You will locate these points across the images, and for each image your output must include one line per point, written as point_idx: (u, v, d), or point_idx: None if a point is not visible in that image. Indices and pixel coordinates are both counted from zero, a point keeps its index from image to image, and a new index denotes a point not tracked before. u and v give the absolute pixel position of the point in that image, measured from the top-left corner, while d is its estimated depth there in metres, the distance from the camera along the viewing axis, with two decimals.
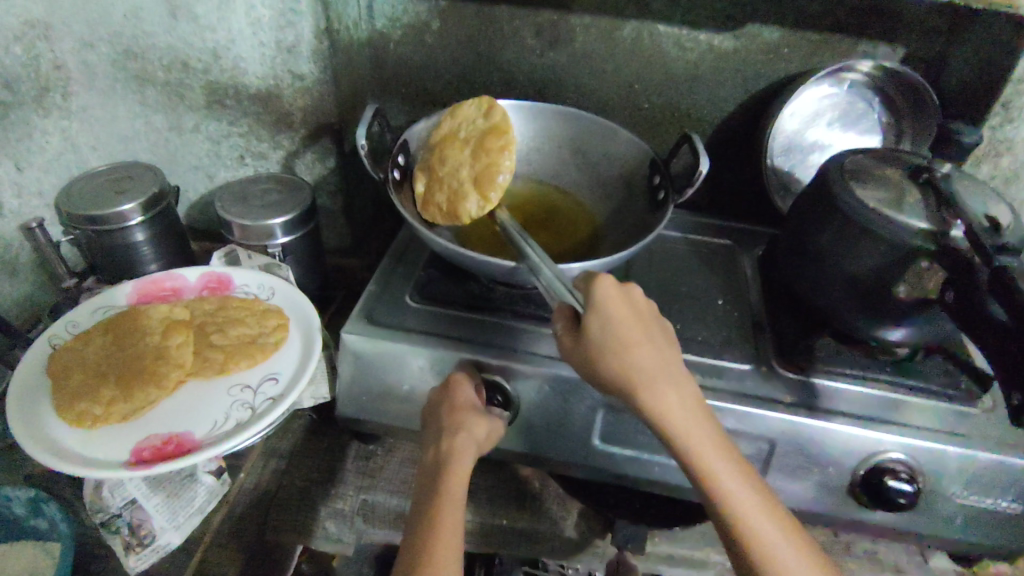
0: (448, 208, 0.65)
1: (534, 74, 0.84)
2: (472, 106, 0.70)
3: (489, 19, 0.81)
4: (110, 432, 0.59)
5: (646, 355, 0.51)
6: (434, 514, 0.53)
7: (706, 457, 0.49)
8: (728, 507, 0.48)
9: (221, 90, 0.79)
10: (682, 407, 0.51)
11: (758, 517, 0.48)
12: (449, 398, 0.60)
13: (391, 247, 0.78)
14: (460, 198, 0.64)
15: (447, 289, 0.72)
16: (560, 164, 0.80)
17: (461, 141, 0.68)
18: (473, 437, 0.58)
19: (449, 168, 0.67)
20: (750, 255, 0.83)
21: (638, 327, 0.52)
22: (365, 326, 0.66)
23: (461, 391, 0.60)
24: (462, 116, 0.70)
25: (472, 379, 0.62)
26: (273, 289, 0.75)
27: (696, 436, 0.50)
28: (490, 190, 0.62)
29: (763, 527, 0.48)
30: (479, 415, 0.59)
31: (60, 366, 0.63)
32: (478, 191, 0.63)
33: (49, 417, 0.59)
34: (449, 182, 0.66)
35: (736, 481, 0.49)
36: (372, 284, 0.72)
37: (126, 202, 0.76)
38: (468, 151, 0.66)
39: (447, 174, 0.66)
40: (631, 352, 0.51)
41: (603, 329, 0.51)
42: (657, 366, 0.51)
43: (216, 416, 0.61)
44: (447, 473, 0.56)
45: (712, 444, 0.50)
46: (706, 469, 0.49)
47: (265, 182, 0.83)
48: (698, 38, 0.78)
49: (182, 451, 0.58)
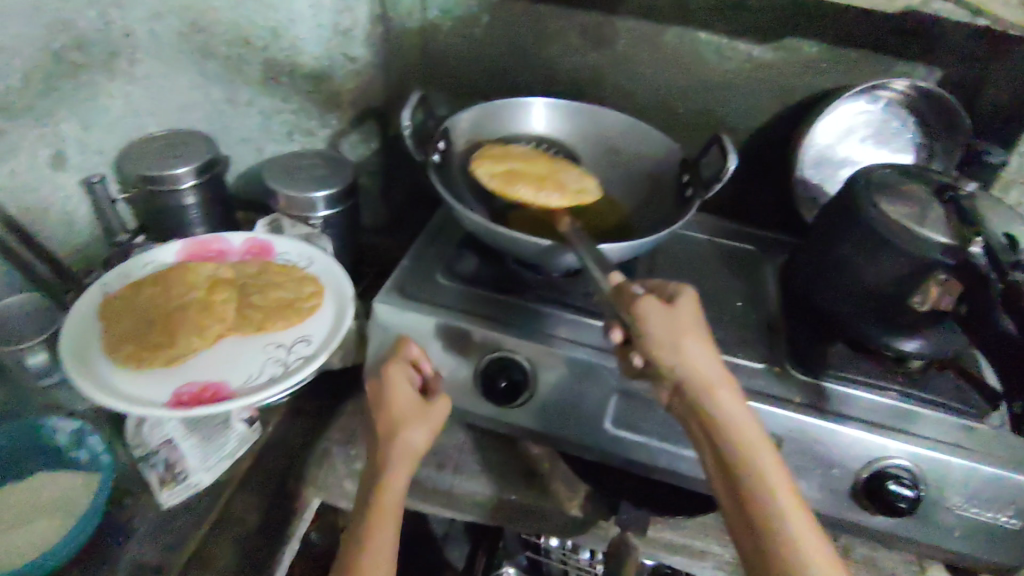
0: (491, 159, 0.74)
1: (575, 72, 0.87)
2: (593, 184, 0.74)
3: (537, 16, 0.84)
4: (154, 374, 0.64)
5: (704, 356, 0.54)
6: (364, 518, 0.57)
7: (751, 456, 0.51)
8: (765, 507, 0.50)
9: (278, 68, 0.85)
10: (734, 412, 0.53)
11: (797, 523, 0.49)
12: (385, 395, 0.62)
13: (426, 226, 0.81)
14: (505, 168, 0.72)
15: (476, 270, 0.74)
16: (592, 161, 0.82)
17: (552, 171, 0.74)
18: (411, 446, 0.60)
19: (530, 162, 0.75)
20: (772, 262, 0.85)
21: (702, 333, 0.55)
22: (397, 298, 0.69)
23: (390, 393, 0.62)
24: (578, 176, 0.75)
25: (401, 368, 0.63)
26: (311, 257, 0.79)
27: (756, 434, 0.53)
28: (513, 184, 0.70)
29: (800, 532, 0.49)
30: (412, 414, 0.61)
31: (113, 311, 0.68)
32: (501, 180, 0.71)
33: (100, 359, 0.64)
34: (516, 162, 0.74)
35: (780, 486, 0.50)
36: (405, 261, 0.75)
37: (180, 166, 0.80)
38: (542, 171, 0.74)
39: (523, 159, 0.75)
40: (690, 350, 0.54)
41: (666, 321, 0.54)
42: (714, 371, 0.54)
43: (252, 369, 0.66)
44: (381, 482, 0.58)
45: (761, 449, 0.52)
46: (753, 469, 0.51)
47: (311, 157, 0.87)
48: (738, 47, 0.81)
49: (219, 398, 0.62)
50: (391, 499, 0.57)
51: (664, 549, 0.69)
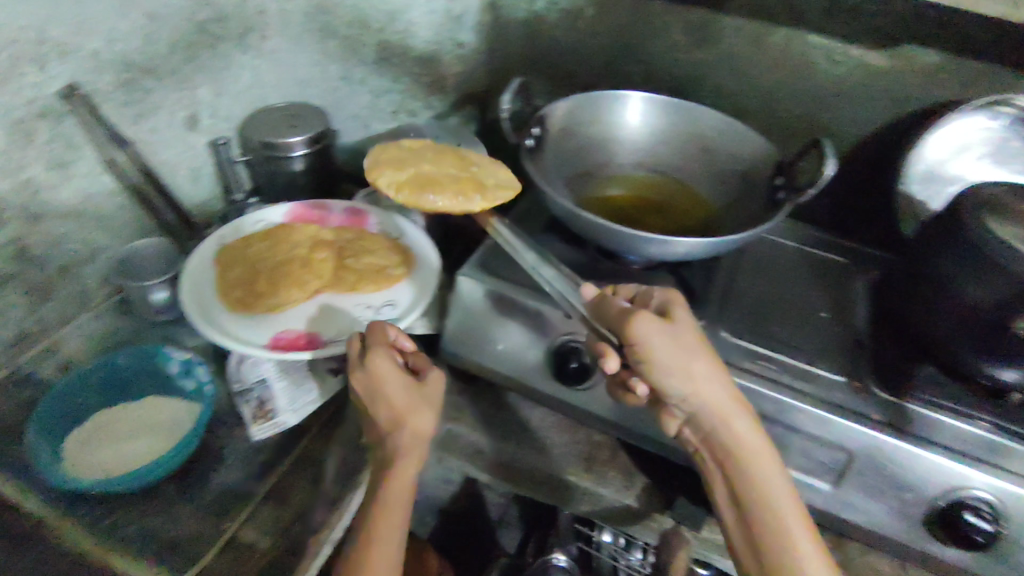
0: (390, 161, 0.72)
1: (675, 69, 0.88)
2: (497, 175, 0.75)
3: (643, 12, 0.85)
4: (256, 319, 0.70)
5: (709, 373, 0.56)
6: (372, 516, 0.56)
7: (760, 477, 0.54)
8: (776, 530, 0.52)
9: (390, 51, 0.94)
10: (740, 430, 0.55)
11: (804, 541, 0.52)
12: (377, 384, 0.59)
13: (514, 208, 0.84)
14: (416, 175, 0.70)
15: (559, 253, 0.76)
16: (684, 158, 0.80)
17: (465, 171, 0.74)
18: (420, 435, 0.58)
19: (439, 164, 0.73)
20: (865, 277, 0.82)
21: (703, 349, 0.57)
22: (480, 273, 0.72)
23: (385, 382, 0.59)
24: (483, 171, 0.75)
25: (390, 354, 0.60)
26: (403, 229, 0.83)
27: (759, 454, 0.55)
28: (428, 191, 0.68)
29: (805, 549, 0.52)
30: (407, 400, 0.59)
31: (227, 260, 0.75)
32: (413, 188, 0.68)
33: (212, 301, 0.71)
34: (426, 167, 0.72)
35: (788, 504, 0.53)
36: (491, 239, 0.78)
37: (294, 136, 0.87)
38: (452, 173, 0.72)
39: (429, 162, 0.73)
40: (697, 369, 0.56)
41: (667, 337, 0.56)
42: (720, 393, 0.56)
43: (342, 325, 0.71)
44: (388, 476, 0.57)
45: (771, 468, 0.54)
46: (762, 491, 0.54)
47: (413, 136, 0.92)
48: (850, 52, 0.78)
49: (311, 346, 0.68)
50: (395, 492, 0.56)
51: (718, 551, 0.69)
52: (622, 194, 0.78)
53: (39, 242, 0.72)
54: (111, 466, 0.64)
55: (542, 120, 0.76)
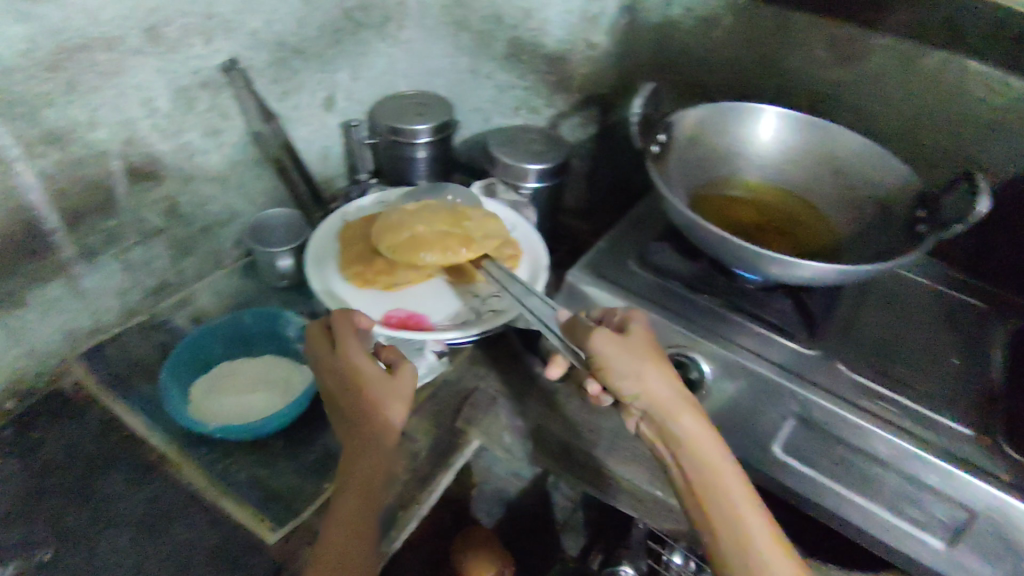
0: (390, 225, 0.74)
1: (813, 85, 0.84)
2: (495, 225, 0.76)
3: (784, 24, 0.81)
4: (372, 294, 0.73)
5: (663, 378, 0.54)
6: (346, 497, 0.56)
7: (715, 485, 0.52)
8: (744, 546, 0.50)
9: (521, 47, 0.91)
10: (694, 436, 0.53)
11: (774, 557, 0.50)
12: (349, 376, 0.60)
13: (629, 213, 0.83)
14: (406, 233, 0.72)
15: (672, 264, 0.75)
16: (814, 179, 0.77)
17: (458, 224, 0.75)
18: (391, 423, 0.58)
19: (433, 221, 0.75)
20: (1005, 326, 0.75)
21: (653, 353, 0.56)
22: (591, 274, 0.73)
23: (349, 366, 0.60)
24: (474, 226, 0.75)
25: (358, 340, 0.62)
26: (515, 224, 0.85)
27: (715, 460, 0.53)
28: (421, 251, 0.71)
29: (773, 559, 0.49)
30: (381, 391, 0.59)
31: (350, 235, 0.79)
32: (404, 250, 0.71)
33: (334, 273, 0.75)
34: (420, 223, 0.74)
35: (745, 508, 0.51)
36: (603, 242, 0.78)
37: (421, 123, 0.90)
38: (444, 227, 0.74)
39: (420, 219, 0.74)
40: (650, 374, 0.54)
41: (621, 348, 0.55)
42: (669, 396, 0.54)
43: (450, 309, 0.73)
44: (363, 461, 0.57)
45: (728, 475, 0.52)
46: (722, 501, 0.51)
47: (533, 133, 0.93)
48: (1015, 81, 0.72)
49: (420, 326, 0.70)
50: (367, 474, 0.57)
51: None
52: (743, 209, 0.76)
53: (187, 200, 0.78)
54: (229, 415, 0.69)
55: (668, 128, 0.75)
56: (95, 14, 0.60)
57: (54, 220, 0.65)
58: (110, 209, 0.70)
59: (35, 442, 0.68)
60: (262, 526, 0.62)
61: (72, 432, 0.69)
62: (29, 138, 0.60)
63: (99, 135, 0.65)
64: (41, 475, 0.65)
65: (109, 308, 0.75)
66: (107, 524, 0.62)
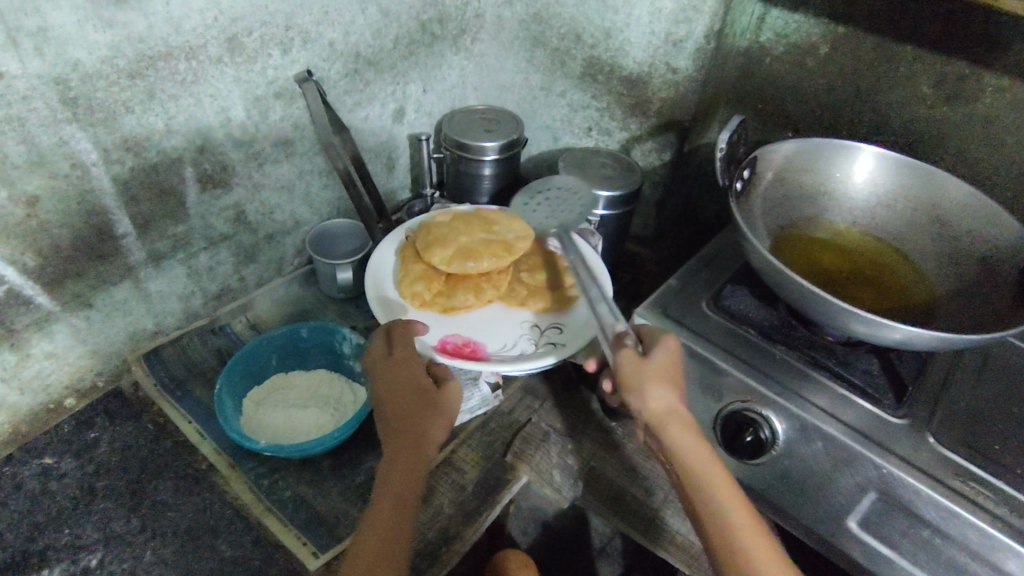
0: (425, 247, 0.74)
1: (912, 123, 0.78)
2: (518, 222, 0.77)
3: (885, 56, 0.76)
4: (430, 316, 0.72)
5: (664, 400, 0.53)
6: (387, 508, 0.54)
7: (719, 507, 0.52)
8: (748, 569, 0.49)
9: (598, 66, 0.87)
10: (694, 459, 0.52)
11: None
12: (410, 388, 0.59)
13: (703, 249, 0.79)
14: (450, 248, 0.73)
15: (746, 309, 0.71)
16: (908, 227, 0.72)
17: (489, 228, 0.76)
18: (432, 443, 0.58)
19: (465, 232, 0.75)
20: None
21: (671, 373, 0.54)
22: (659, 315, 0.69)
23: (403, 359, 0.61)
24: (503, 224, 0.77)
25: (410, 342, 0.64)
26: (578, 251, 0.81)
27: (714, 482, 0.52)
28: (469, 260, 0.71)
29: None
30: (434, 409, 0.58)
31: (409, 251, 0.77)
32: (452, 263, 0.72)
33: (392, 292, 0.74)
34: (457, 236, 0.74)
35: (751, 535, 0.51)
36: (674, 280, 0.74)
37: (489, 141, 0.88)
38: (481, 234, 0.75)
39: (456, 229, 0.75)
40: (653, 396, 0.52)
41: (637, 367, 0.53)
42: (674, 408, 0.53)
43: (508, 340, 0.71)
44: (410, 476, 0.55)
45: (728, 499, 0.52)
46: (732, 535, 0.50)
47: (604, 156, 0.89)
48: None
49: (477, 357, 0.68)
50: (411, 491, 0.55)
51: None
52: (828, 255, 0.71)
53: (254, 209, 0.78)
54: (279, 431, 0.68)
55: (751, 166, 0.70)
56: (178, 23, 0.60)
57: (126, 224, 0.66)
58: (178, 215, 0.70)
59: (92, 442, 0.69)
60: (304, 550, 0.60)
61: (129, 434, 0.70)
62: (107, 144, 0.60)
63: (174, 142, 0.66)
64: (95, 477, 0.66)
65: (172, 312, 0.76)
66: (154, 533, 0.62)
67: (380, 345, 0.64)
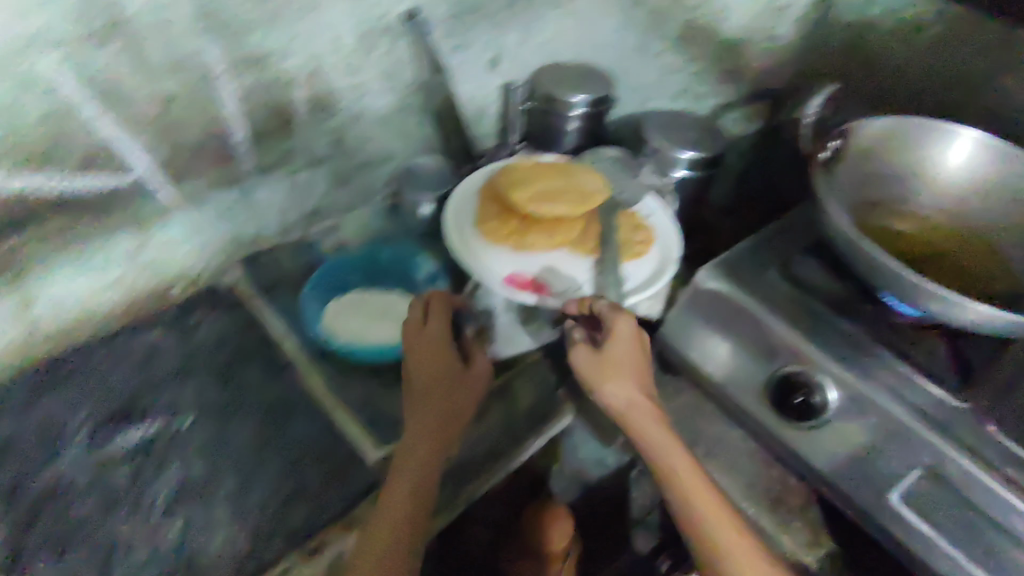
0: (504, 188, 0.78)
1: None
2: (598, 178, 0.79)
3: None
4: (501, 254, 0.76)
5: (620, 388, 0.61)
6: (405, 464, 0.60)
7: (682, 484, 0.58)
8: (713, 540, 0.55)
9: None
10: (649, 438, 0.60)
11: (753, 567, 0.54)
12: (430, 359, 0.65)
13: (781, 217, 0.79)
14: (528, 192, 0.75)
15: (817, 280, 0.71)
16: (1003, 217, 0.69)
17: (566, 176, 0.78)
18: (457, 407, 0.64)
19: (542, 178, 0.77)
20: None
21: (629, 360, 0.62)
22: (725, 275, 0.70)
23: (431, 341, 0.65)
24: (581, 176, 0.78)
25: (441, 320, 0.67)
26: (654, 210, 0.82)
27: (676, 461, 0.59)
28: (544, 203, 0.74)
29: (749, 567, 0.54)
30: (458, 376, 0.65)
31: (488, 192, 0.81)
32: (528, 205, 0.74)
33: (469, 228, 0.78)
34: (534, 181, 0.77)
35: (715, 512, 0.56)
36: (746, 243, 0.74)
37: (577, 95, 0.89)
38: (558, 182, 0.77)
39: (534, 176, 0.77)
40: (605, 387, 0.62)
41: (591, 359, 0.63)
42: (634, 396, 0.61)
43: (572, 282, 0.74)
44: (428, 435, 0.62)
45: (693, 476, 0.58)
46: (697, 519, 0.56)
47: (689, 121, 0.90)
48: None
49: (540, 293, 0.72)
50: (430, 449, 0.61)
51: None
52: (910, 237, 0.70)
53: (352, 137, 0.84)
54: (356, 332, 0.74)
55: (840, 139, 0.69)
56: None
57: (242, 134, 0.73)
58: (285, 134, 0.77)
59: (192, 327, 0.77)
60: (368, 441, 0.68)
61: (224, 325, 0.78)
62: (235, 59, 0.67)
63: (291, 64, 0.72)
64: (192, 356, 0.74)
65: (271, 223, 0.83)
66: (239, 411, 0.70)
67: (415, 321, 0.67)
